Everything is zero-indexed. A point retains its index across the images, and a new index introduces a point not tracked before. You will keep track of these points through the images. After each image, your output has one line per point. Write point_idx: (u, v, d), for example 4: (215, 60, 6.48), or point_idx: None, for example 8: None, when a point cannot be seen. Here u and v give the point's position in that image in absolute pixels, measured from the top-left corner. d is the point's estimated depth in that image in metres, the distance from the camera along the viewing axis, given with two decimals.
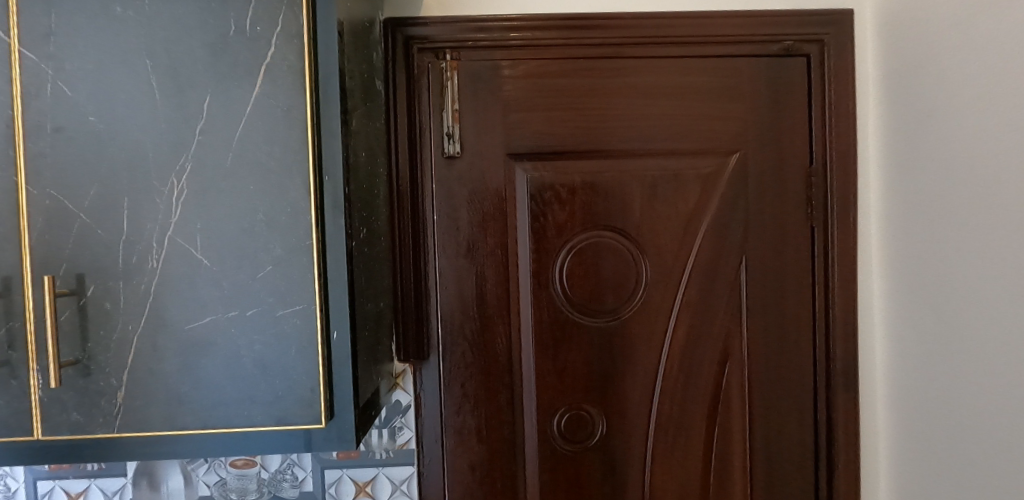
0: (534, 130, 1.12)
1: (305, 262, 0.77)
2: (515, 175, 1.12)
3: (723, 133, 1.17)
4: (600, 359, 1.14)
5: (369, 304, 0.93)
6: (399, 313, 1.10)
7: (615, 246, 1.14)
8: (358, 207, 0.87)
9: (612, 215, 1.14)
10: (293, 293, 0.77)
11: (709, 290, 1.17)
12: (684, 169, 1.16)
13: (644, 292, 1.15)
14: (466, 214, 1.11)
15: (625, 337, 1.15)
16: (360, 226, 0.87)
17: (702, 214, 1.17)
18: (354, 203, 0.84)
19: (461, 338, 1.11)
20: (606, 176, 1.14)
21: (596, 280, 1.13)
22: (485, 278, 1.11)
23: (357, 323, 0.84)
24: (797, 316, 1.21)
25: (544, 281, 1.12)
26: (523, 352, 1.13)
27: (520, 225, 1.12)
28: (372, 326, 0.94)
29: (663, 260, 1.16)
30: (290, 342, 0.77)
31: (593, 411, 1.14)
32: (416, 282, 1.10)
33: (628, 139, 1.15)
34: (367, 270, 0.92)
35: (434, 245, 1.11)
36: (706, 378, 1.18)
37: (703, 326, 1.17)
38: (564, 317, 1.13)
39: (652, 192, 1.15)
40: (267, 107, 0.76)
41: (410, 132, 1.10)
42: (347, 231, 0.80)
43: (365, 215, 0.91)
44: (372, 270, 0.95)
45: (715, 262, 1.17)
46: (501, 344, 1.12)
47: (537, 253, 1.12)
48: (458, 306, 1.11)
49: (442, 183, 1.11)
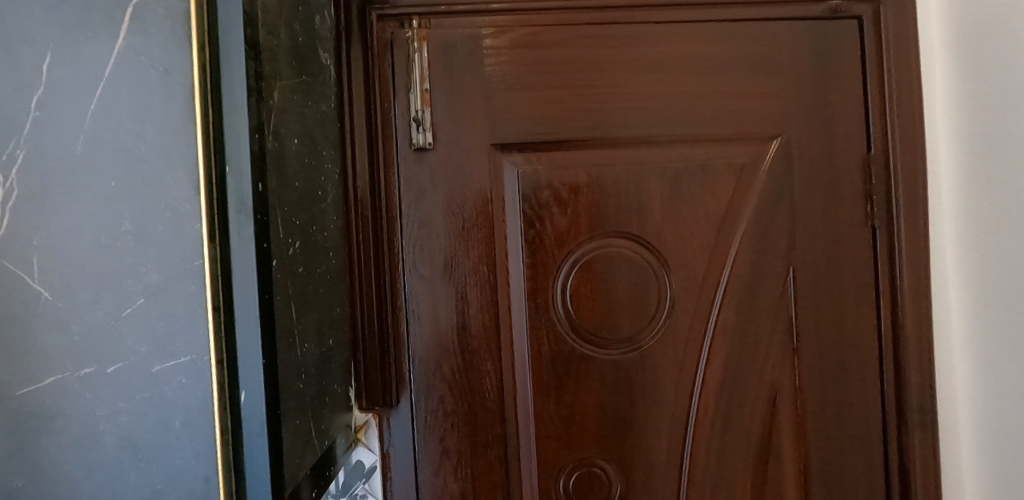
0: (525, 115, 0.89)
1: (194, 293, 0.53)
2: (503, 171, 0.88)
3: (761, 114, 0.94)
4: (616, 401, 0.90)
5: (310, 344, 0.69)
6: (359, 350, 0.86)
7: (631, 258, 0.90)
8: (285, 211, 0.63)
9: (625, 219, 0.90)
10: (177, 339, 0.52)
11: (749, 310, 0.93)
12: (715, 159, 0.93)
13: (669, 316, 0.91)
14: (442, 221, 0.87)
15: (646, 371, 0.91)
16: (288, 239, 0.64)
17: (738, 216, 0.93)
18: (276, 207, 0.60)
19: (438, 378, 0.87)
20: (616, 170, 0.90)
21: (608, 301, 0.89)
22: (467, 301, 0.87)
23: (280, 374, 0.59)
24: (858, 339, 0.97)
25: (543, 305, 0.88)
26: (520, 395, 0.88)
27: (510, 234, 0.88)
28: (313, 372, 0.70)
29: (691, 274, 0.92)
30: (172, 410, 0.53)
31: (609, 467, 0.90)
32: (380, 309, 0.86)
33: (642, 124, 0.91)
34: (304, 299, 0.68)
35: (403, 262, 0.87)
36: (748, 421, 0.94)
37: (744, 355, 0.93)
38: (570, 350, 0.89)
39: (675, 189, 0.91)
40: (136, 69, 0.52)
41: (369, 120, 0.86)
42: (261, 246, 0.55)
43: (299, 223, 0.67)
44: (313, 298, 0.71)
45: (756, 274, 0.94)
46: (490, 386, 0.87)
47: (533, 270, 0.88)
48: (434, 338, 0.87)
49: (410, 183, 0.87)
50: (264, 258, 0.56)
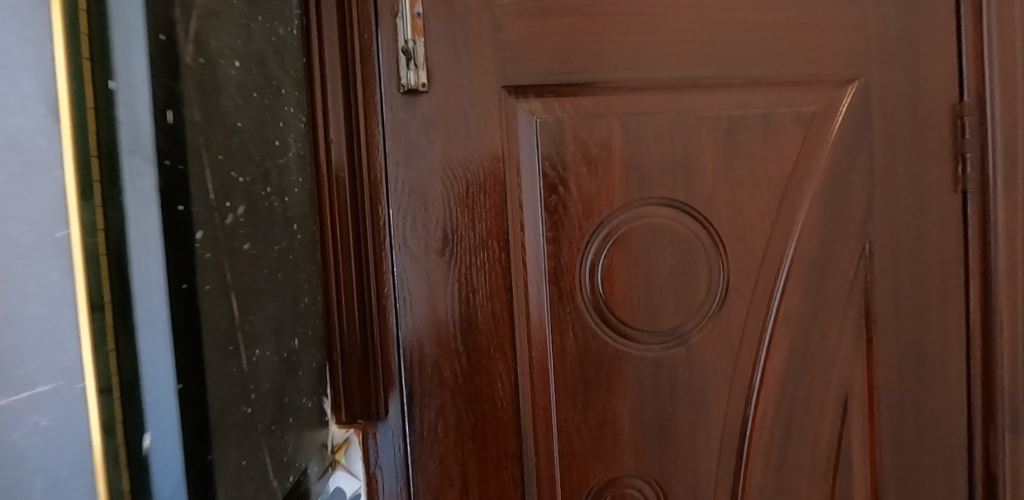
0: (545, 47, 0.68)
1: (57, 283, 0.33)
2: (516, 119, 0.68)
3: (837, 51, 0.70)
4: (655, 413, 0.71)
5: (261, 349, 0.50)
6: (337, 348, 0.67)
7: (679, 230, 0.70)
8: (215, 160, 0.43)
9: (670, 183, 0.69)
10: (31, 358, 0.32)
11: (816, 299, 0.71)
12: (779, 107, 0.70)
13: (722, 306, 0.70)
14: (440, 184, 0.68)
15: (695, 376, 0.71)
16: (224, 203, 0.44)
17: (808, 185, 0.71)
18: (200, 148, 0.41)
19: (435, 383, 0.69)
20: (658, 121, 0.69)
21: (648, 283, 0.70)
22: (473, 286, 0.68)
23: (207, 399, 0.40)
24: (942, 346, 0.73)
25: (567, 290, 0.69)
26: (540, 404, 0.70)
27: (526, 201, 0.68)
28: (269, 385, 0.51)
29: (750, 254, 0.71)
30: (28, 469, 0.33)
31: (648, 488, 0.72)
32: (362, 298, 0.67)
33: (686, 63, 0.69)
34: (252, 287, 0.49)
35: (391, 236, 0.68)
36: (814, 437, 0.73)
37: (809, 351, 0.72)
38: (600, 348, 0.70)
39: (731, 142, 0.70)
40: None
41: (344, 50, 0.65)
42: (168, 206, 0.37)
43: (241, 181, 0.47)
44: (264, 285, 0.52)
45: (826, 251, 0.71)
46: (503, 392, 0.69)
47: (554, 246, 0.69)
48: (432, 333, 0.68)
49: (397, 134, 0.67)
50: (172, 223, 0.37)
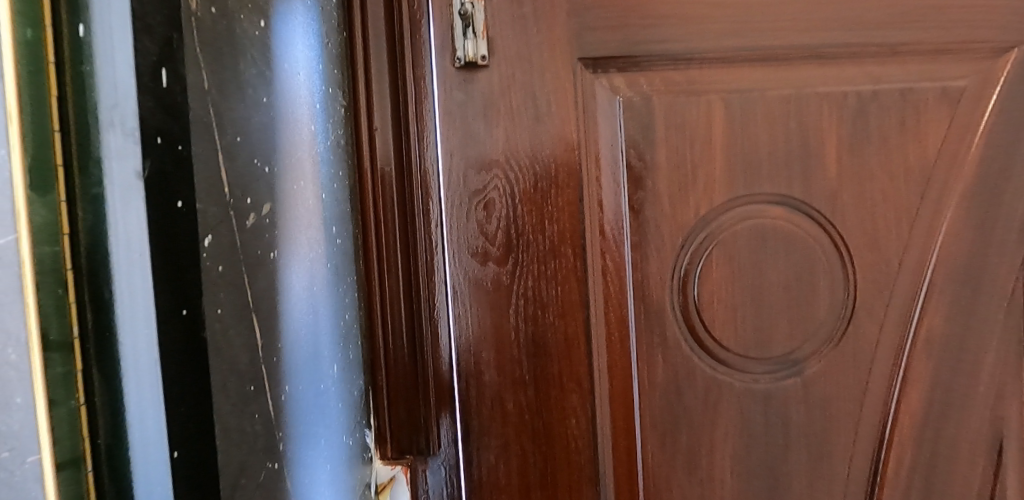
0: (633, 9, 0.56)
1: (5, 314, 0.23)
2: (595, 98, 0.56)
3: (993, 9, 0.57)
4: (764, 455, 0.58)
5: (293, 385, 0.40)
6: (382, 375, 0.57)
7: (795, 235, 0.57)
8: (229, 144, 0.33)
9: (784, 178, 0.57)
10: None
11: (965, 323, 0.58)
12: (920, 82, 0.57)
13: (846, 327, 0.58)
14: (503, 178, 0.57)
15: (813, 412, 0.58)
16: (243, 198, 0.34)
17: (959, 178, 0.57)
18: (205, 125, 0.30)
19: (496, 415, 0.58)
20: (769, 101, 0.57)
21: (755, 300, 0.57)
22: (544, 302, 0.57)
23: (217, 461, 0.30)
24: None
25: (656, 307, 0.57)
26: (622, 443, 0.58)
27: (604, 201, 0.57)
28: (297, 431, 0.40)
29: (882, 263, 0.57)
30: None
31: None
32: (410, 314, 0.56)
33: (803, 28, 0.56)
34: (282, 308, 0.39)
35: (446, 243, 0.57)
36: (961, 490, 0.59)
37: (955, 381, 0.58)
38: (697, 377, 0.58)
39: (859, 125, 0.57)
40: None
41: (392, 20, 0.54)
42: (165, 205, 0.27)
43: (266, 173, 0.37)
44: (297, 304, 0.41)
45: (977, 262, 0.58)
46: (578, 429, 0.58)
47: (639, 253, 0.57)
48: (492, 356, 0.57)
49: (452, 120, 0.56)
50: (163, 222, 0.27)
